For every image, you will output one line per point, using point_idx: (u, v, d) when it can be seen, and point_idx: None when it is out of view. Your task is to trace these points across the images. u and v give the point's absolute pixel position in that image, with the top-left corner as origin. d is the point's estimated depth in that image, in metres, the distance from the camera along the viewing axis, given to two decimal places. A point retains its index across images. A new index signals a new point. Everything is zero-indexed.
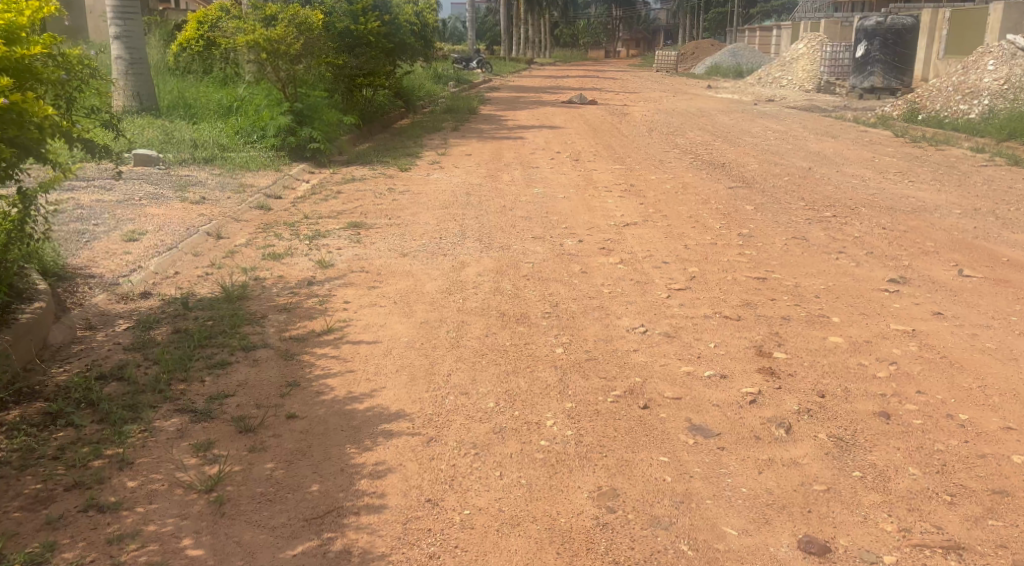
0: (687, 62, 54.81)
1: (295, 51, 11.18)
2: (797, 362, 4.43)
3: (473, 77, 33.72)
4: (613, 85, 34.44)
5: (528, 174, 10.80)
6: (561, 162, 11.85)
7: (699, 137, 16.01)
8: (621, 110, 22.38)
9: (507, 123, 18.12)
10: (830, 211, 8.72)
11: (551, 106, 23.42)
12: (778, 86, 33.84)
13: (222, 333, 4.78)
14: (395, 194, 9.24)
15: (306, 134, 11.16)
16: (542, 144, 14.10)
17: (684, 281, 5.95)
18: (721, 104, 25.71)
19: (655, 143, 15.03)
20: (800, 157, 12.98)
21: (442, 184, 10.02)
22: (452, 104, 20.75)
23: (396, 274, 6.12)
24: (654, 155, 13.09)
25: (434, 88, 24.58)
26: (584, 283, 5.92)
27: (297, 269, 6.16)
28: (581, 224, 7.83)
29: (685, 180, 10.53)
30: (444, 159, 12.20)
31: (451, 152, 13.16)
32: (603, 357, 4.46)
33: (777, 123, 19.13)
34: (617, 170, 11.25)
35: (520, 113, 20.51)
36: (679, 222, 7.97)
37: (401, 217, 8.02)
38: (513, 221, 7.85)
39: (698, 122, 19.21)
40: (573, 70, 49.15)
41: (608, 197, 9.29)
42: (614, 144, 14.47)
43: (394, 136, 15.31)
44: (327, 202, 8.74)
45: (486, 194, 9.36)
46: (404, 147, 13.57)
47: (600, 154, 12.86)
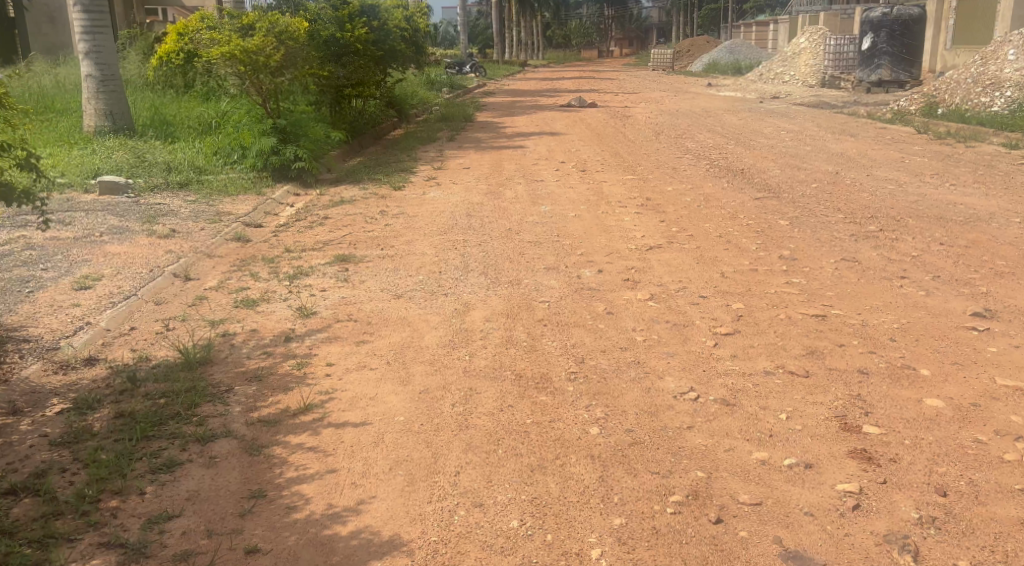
0: (683, 60, 53.81)
1: (275, 62, 10.24)
2: (894, 440, 3.52)
3: (467, 81, 32.71)
4: (610, 86, 33.48)
5: (534, 189, 9.91)
6: (568, 173, 10.96)
7: (710, 140, 15.10)
8: (622, 112, 21.46)
9: (505, 131, 17.21)
10: (874, 224, 7.82)
11: (548, 110, 22.45)
12: (781, 81, 32.87)
13: (173, 414, 3.86)
14: (389, 218, 8.35)
15: (290, 152, 10.24)
16: (545, 153, 13.19)
17: (730, 322, 5.05)
18: (724, 102, 24.75)
19: (664, 147, 14.12)
20: (822, 160, 12.07)
21: (440, 204, 9.13)
22: (445, 112, 19.84)
23: (390, 323, 5.21)
24: (666, 161, 12.17)
25: (426, 95, 23.64)
26: (612, 328, 5.01)
27: (273, 321, 5.25)
28: (599, 249, 6.93)
29: (705, 191, 9.63)
30: (442, 174, 11.31)
31: (449, 165, 12.26)
32: (649, 441, 3.54)
33: (789, 121, 18.21)
34: (630, 181, 10.35)
35: (518, 119, 19.57)
36: (709, 243, 7.07)
37: (395, 248, 7.11)
38: (521, 248, 6.94)
39: (705, 123, 18.29)
40: (568, 72, 48.23)
41: (624, 214, 8.38)
42: (621, 150, 13.57)
43: (386, 148, 14.41)
44: (312, 230, 7.85)
45: (490, 214, 8.46)
46: (397, 162, 12.68)
47: (608, 163, 11.97)
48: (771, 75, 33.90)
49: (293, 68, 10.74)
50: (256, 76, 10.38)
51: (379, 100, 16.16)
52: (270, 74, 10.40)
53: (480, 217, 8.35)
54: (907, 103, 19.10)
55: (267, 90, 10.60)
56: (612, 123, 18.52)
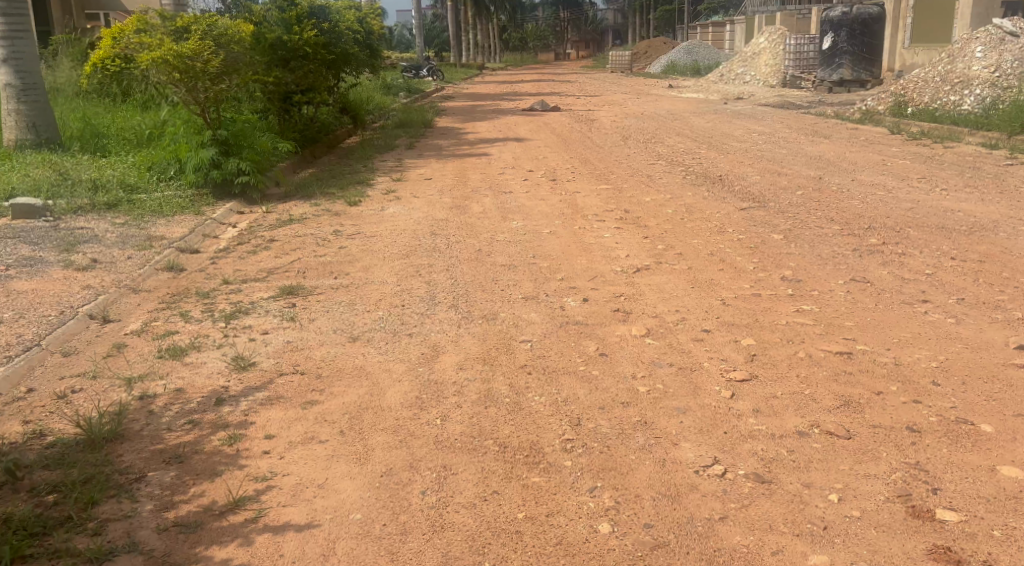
0: (641, 61, 53.42)
1: (213, 68, 9.37)
2: (980, 533, 2.83)
3: (425, 86, 31.88)
4: (571, 89, 32.88)
5: (502, 204, 9.14)
6: (536, 185, 10.21)
7: (680, 144, 14.46)
8: (587, 116, 20.78)
9: (467, 137, 16.44)
10: (874, 236, 7.17)
11: (510, 115, 21.69)
12: (742, 82, 32.49)
13: (64, 519, 3.04)
14: (343, 239, 7.53)
15: (233, 166, 9.40)
16: (511, 161, 12.43)
17: (743, 364, 4.34)
18: (689, 104, 24.22)
19: (634, 153, 13.43)
20: (802, 165, 11.44)
21: (400, 221, 8.33)
22: (403, 117, 19.00)
23: (345, 373, 4.42)
24: (638, 169, 11.47)
25: (383, 100, 22.76)
26: (607, 373, 4.27)
27: (203, 375, 4.42)
28: (580, 274, 6.19)
29: (686, 202, 8.94)
30: (400, 186, 10.48)
31: (407, 176, 11.43)
32: (677, 544, 2.82)
33: (758, 123, 17.65)
34: (605, 193, 9.64)
35: (479, 125, 18.80)
36: (701, 263, 6.36)
37: (350, 277, 6.30)
38: (493, 274, 6.18)
39: (673, 126, 17.67)
40: (527, 75, 47.58)
41: (603, 229, 7.65)
42: (590, 157, 12.84)
43: (340, 158, 13.56)
44: (256, 256, 7.00)
45: (454, 233, 7.68)
46: (352, 173, 11.82)
47: (578, 172, 11.24)
48: (732, 75, 33.53)
49: (234, 74, 9.88)
50: (193, 83, 9.50)
51: (332, 107, 15.30)
52: (209, 81, 9.54)
53: (445, 236, 7.56)
54: (875, 102, 18.63)
55: (206, 98, 9.73)
56: (577, 128, 17.84)
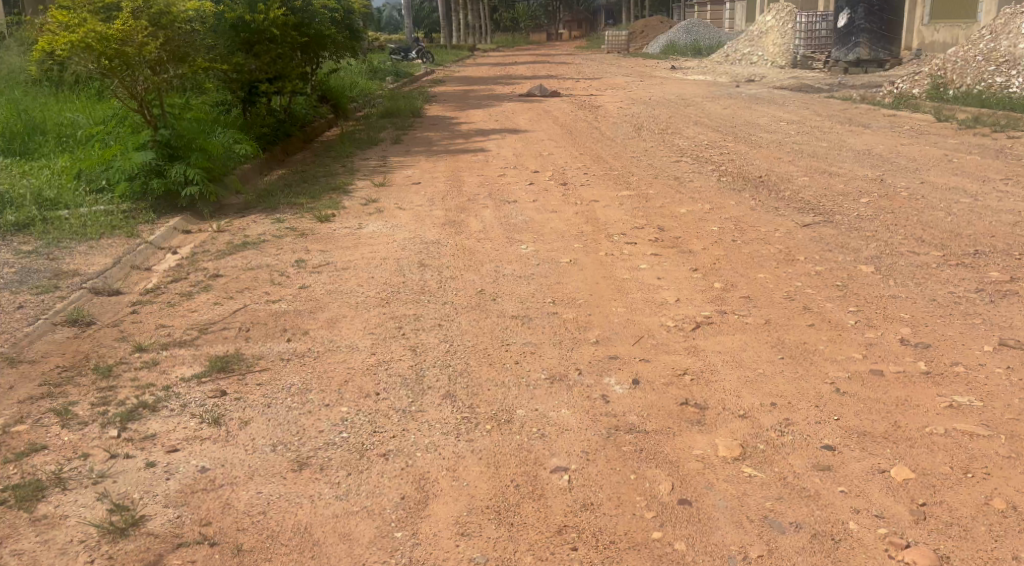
0: (638, 42, 51.52)
1: (150, 53, 7.74)
2: None
3: (415, 69, 30.02)
4: (570, 71, 31.13)
5: (506, 219, 7.53)
6: (546, 194, 8.60)
7: (702, 135, 12.80)
8: (590, 103, 19.05)
9: (460, 128, 14.78)
10: (992, 265, 5.55)
11: (507, 101, 19.94)
12: (749, 63, 30.72)
13: None
14: (304, 273, 5.94)
15: (178, 174, 7.86)
16: (512, 160, 10.80)
17: (908, 522, 2.77)
18: (698, 88, 22.53)
19: (652, 148, 11.78)
20: (853, 163, 9.79)
21: (381, 244, 6.72)
22: (390, 105, 17.29)
23: (283, 539, 2.83)
24: (661, 169, 9.81)
25: (368, 86, 21.02)
26: (696, 543, 2.71)
27: (55, 542, 2.82)
28: (620, 329, 4.59)
29: (732, 214, 7.32)
30: (384, 194, 8.87)
31: (392, 180, 9.78)
32: None
33: (781, 109, 15.95)
34: (629, 203, 8.03)
35: (473, 114, 17.10)
36: (780, 311, 4.77)
37: (307, 337, 4.69)
38: (502, 333, 4.58)
39: (689, 114, 15.97)
40: (520, 56, 45.67)
41: (639, 257, 6.05)
42: (602, 153, 11.20)
43: (316, 156, 11.92)
44: (189, 302, 5.40)
45: (450, 263, 6.08)
46: (330, 176, 10.18)
47: (593, 173, 9.60)
48: (738, 56, 31.71)
49: (180, 60, 8.26)
50: (128, 72, 7.87)
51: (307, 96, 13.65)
52: (147, 69, 7.90)
53: (439, 268, 5.95)
54: (907, 85, 16.89)
55: (144, 90, 8.10)
56: (582, 117, 16.17)
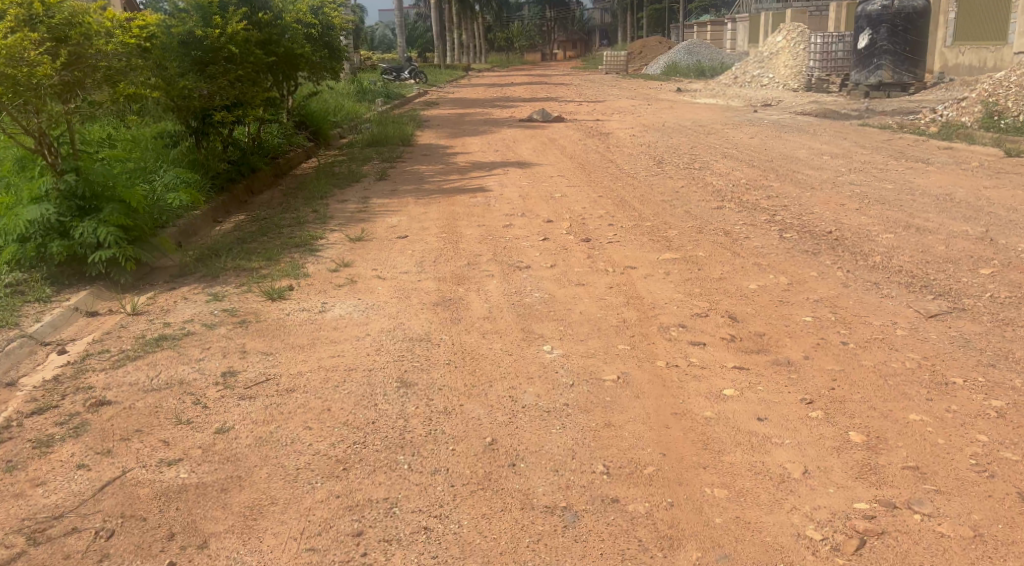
0: (637, 62, 49.98)
1: (47, 76, 5.96)
2: None
3: (407, 91, 28.20)
4: (570, 94, 29.44)
5: (520, 296, 5.69)
6: (566, 256, 6.76)
7: (737, 173, 10.99)
8: (598, 131, 17.23)
9: (455, 160, 12.96)
10: None
11: (506, 128, 18.11)
12: (759, 85, 29.06)
13: None
14: (230, 400, 4.10)
15: (85, 232, 6.02)
16: (519, 205, 8.97)
17: None
18: (711, 113, 20.79)
19: (682, 189, 9.93)
20: (938, 213, 7.94)
21: (346, 342, 4.85)
22: (376, 132, 15.45)
23: None
24: (703, 220, 7.97)
25: (353, 108, 19.18)
26: None
27: None
28: (732, 547, 2.86)
29: (821, 293, 5.49)
30: (361, 253, 7.03)
31: (372, 231, 7.94)
32: None
33: (817, 140, 14.10)
34: (676, 270, 6.19)
35: (470, 143, 15.30)
36: (986, 504, 3.01)
37: (204, 561, 2.90)
38: (531, 560, 2.83)
39: (713, 144, 14.14)
40: (516, 77, 44.01)
41: (719, 373, 4.21)
42: (625, 196, 9.34)
43: (284, 197, 10.08)
44: (40, 462, 3.53)
45: (445, 377, 4.24)
46: (297, 224, 8.36)
47: (621, 226, 7.77)
48: (747, 78, 29.98)
49: (92, 85, 6.46)
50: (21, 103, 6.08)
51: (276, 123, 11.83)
52: (45, 98, 6.11)
53: (430, 388, 4.11)
54: (953, 113, 15.04)
55: (45, 124, 6.30)
56: (591, 148, 14.37)
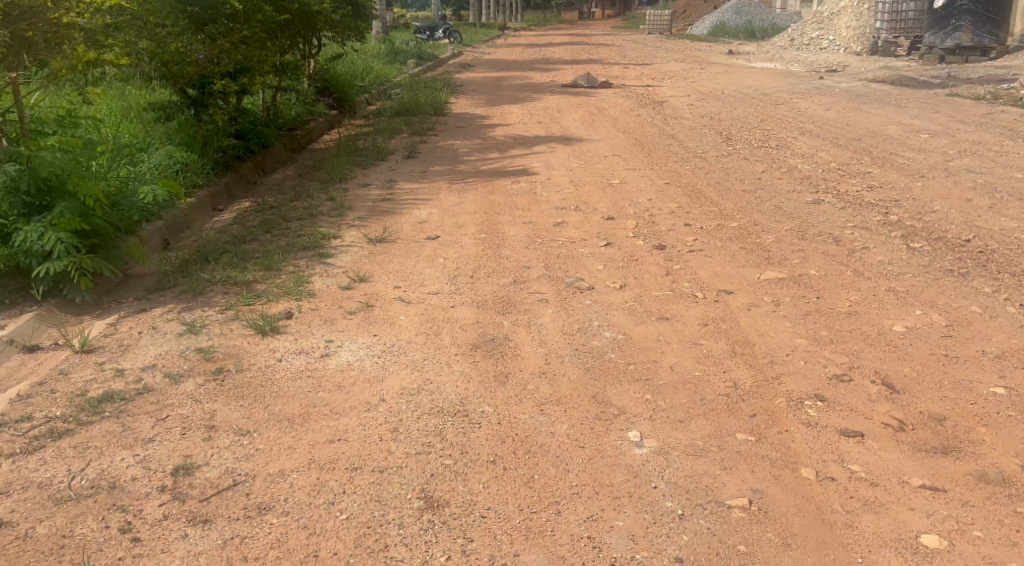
0: (680, 22, 47.69)
1: None
2: None
3: (441, 51, 26.58)
4: (614, 56, 27.65)
5: (585, 336, 4.31)
6: (638, 274, 5.35)
7: (822, 155, 9.44)
8: (652, 100, 15.65)
9: (495, 133, 11.53)
10: None
11: (549, 95, 16.55)
12: (818, 48, 27.08)
13: None
14: (174, 527, 2.80)
15: (31, 237, 4.72)
16: (572, 198, 7.56)
17: None
18: (772, 79, 19.04)
19: (763, 175, 8.44)
20: None
21: (351, 410, 3.53)
22: (407, 99, 14.01)
23: None
24: (801, 221, 6.51)
25: (383, 71, 17.73)
26: None
27: None
28: None
29: (999, 343, 4.04)
30: (381, 264, 5.70)
31: (397, 229, 6.60)
32: None
33: (905, 112, 12.44)
34: (786, 298, 4.76)
35: (510, 112, 13.84)
36: None
37: None
38: None
39: (785, 118, 12.55)
40: (554, 37, 42.05)
41: (900, 500, 2.85)
42: (697, 185, 7.89)
43: (299, 179, 8.76)
44: None
45: (491, 492, 2.92)
46: (309, 217, 7.04)
47: (700, 230, 6.34)
48: (804, 40, 27.97)
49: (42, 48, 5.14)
50: None
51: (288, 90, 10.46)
52: None
53: (467, 517, 2.81)
54: None
55: None
56: (647, 120, 12.84)
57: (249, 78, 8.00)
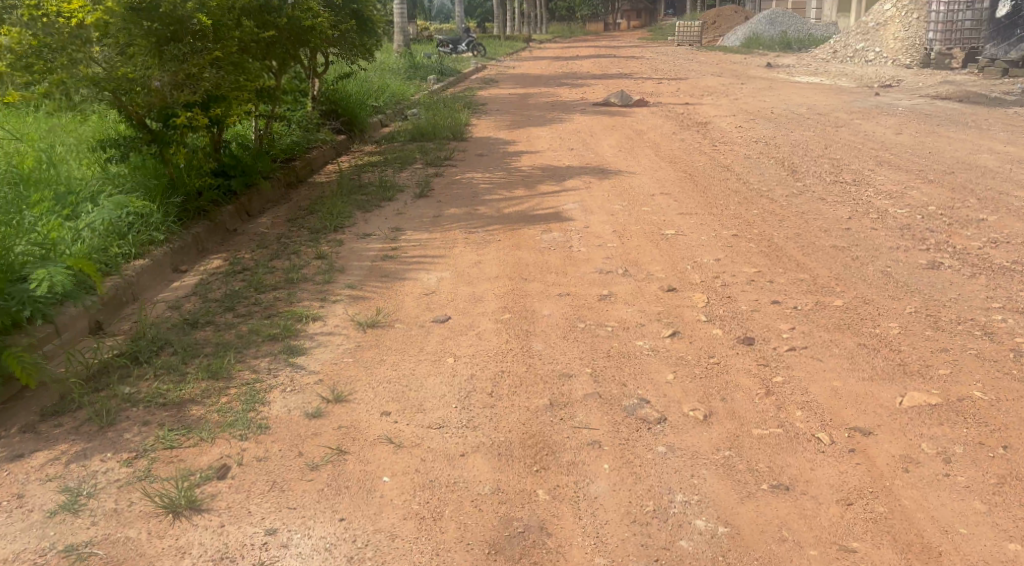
0: (711, 32, 46.07)
1: None
2: None
3: (462, 65, 25.23)
4: (645, 69, 26.13)
5: (666, 525, 2.91)
6: (726, 391, 3.81)
7: (914, 195, 7.86)
8: (695, 120, 14.11)
9: (522, 163, 10.06)
10: None
11: (579, 114, 15.03)
12: (864, 60, 25.37)
13: None
14: None
15: None
16: (618, 258, 6.06)
17: None
18: (823, 96, 17.42)
19: (850, 224, 6.89)
20: None
21: None
22: (423, 121, 12.56)
23: None
24: (926, 298, 4.94)
25: (400, 88, 16.34)
26: None
27: None
28: None
29: None
30: (369, 369, 4.21)
31: (396, 306, 5.15)
32: None
33: (993, 137, 10.76)
34: (959, 449, 3.23)
35: (539, 136, 12.36)
36: None
37: None
38: None
39: (852, 144, 10.94)
40: (580, 48, 40.62)
41: None
42: (773, 240, 6.36)
43: (287, 226, 7.34)
44: None
45: None
46: (287, 285, 5.58)
47: (795, 313, 4.79)
48: (848, 53, 26.30)
49: None
50: None
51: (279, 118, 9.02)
52: None
53: None
54: None
55: None
56: (693, 146, 11.32)
57: (222, 108, 6.52)
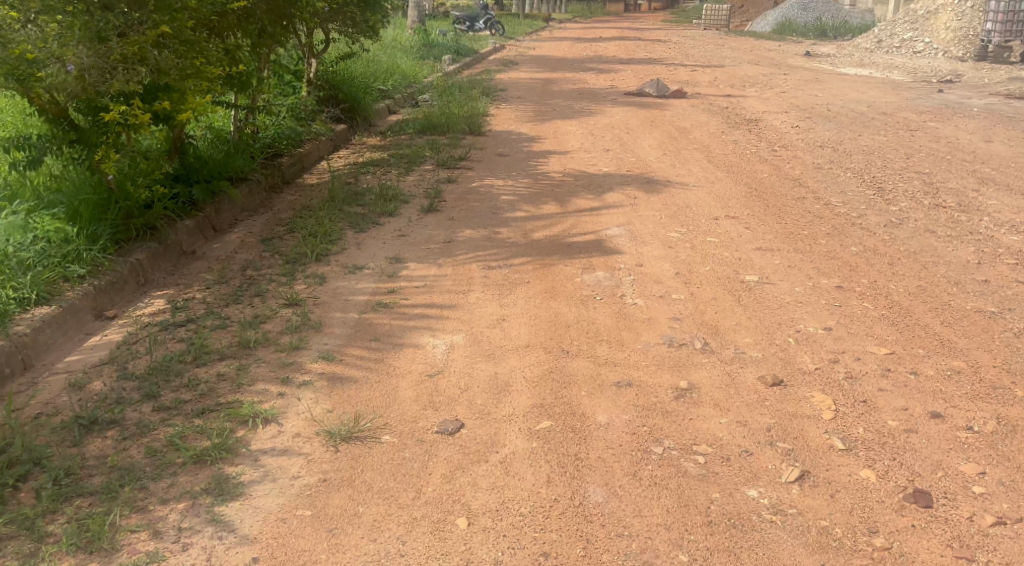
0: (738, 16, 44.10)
1: None
2: None
3: (480, 45, 23.64)
4: (674, 54, 24.43)
5: None
6: None
7: None
8: (742, 116, 12.46)
9: (551, 167, 8.48)
10: None
11: (610, 105, 13.38)
12: (911, 51, 23.53)
13: None
14: None
15: None
16: (691, 319, 4.49)
17: None
18: (879, 90, 15.71)
19: (984, 273, 5.31)
20: None
21: None
22: (435, 110, 10.94)
23: None
24: None
25: (412, 70, 14.72)
26: None
27: None
28: None
29: None
30: (337, 539, 2.70)
31: (386, 397, 3.60)
32: None
33: None
34: None
35: (568, 131, 10.77)
36: None
37: None
38: None
39: (937, 154, 9.31)
40: (602, 29, 38.84)
41: None
42: (893, 299, 4.79)
43: (259, 248, 5.79)
44: None
45: None
46: (241, 351, 4.04)
47: (974, 445, 3.22)
48: (893, 43, 24.47)
49: None
50: None
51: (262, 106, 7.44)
52: None
53: None
54: None
55: None
56: (749, 150, 9.72)
57: (169, 101, 4.95)
